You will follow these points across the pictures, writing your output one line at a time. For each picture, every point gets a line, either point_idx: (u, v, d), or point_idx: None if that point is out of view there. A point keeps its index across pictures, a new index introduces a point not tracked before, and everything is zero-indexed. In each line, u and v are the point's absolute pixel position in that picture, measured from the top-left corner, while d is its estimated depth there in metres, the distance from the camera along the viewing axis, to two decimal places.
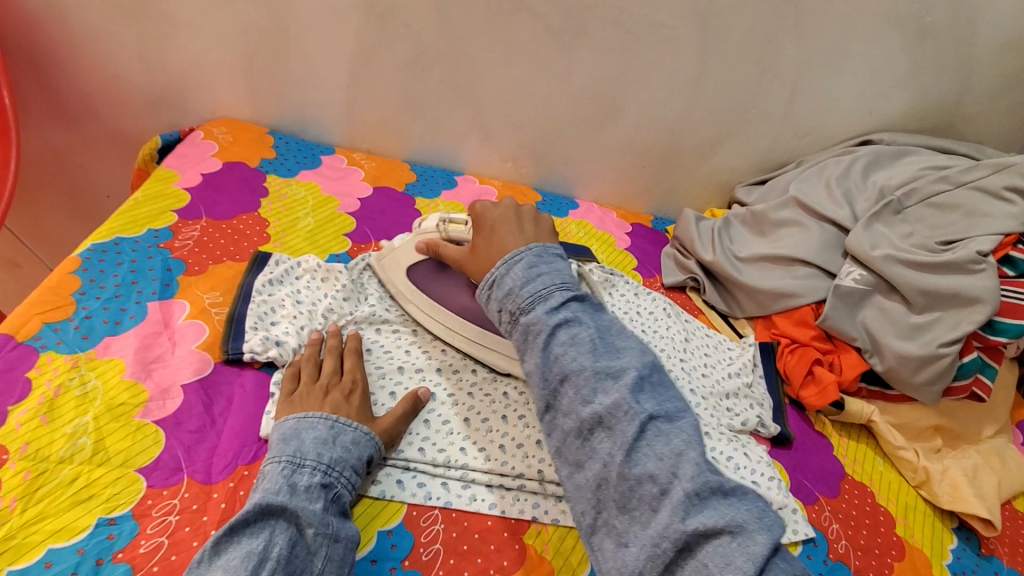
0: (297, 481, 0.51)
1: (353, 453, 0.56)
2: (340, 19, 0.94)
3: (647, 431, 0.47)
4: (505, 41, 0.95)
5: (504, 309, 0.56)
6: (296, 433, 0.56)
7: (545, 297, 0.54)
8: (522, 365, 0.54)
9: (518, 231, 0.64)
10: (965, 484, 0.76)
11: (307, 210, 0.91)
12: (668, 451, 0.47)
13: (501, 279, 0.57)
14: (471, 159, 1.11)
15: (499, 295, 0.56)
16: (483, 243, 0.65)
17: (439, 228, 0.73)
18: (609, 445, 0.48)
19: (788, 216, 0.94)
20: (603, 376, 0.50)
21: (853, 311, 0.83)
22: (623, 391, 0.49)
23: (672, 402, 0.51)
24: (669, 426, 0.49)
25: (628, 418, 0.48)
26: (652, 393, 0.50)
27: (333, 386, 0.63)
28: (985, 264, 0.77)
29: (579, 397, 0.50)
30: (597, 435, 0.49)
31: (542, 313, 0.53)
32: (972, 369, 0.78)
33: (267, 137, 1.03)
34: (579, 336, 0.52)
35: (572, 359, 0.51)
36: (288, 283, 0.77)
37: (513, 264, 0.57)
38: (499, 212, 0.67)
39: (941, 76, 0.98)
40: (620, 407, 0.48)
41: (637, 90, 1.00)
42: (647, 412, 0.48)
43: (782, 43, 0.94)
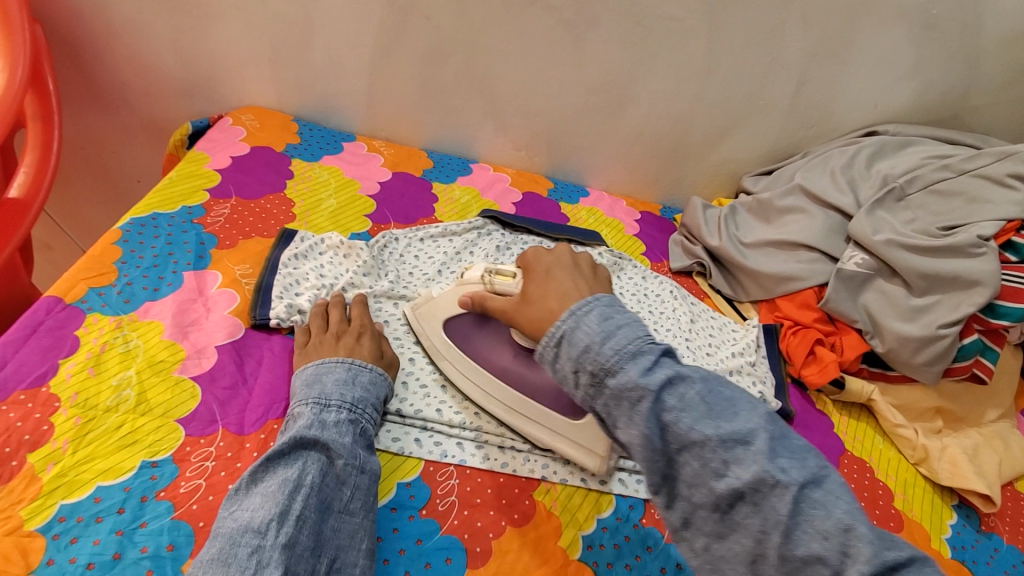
0: (326, 418, 0.57)
1: (371, 393, 0.62)
2: (363, 11, 0.98)
3: (801, 505, 0.40)
4: (520, 32, 0.99)
5: (581, 369, 0.48)
6: (318, 378, 0.61)
7: (635, 355, 0.46)
8: (618, 433, 0.46)
9: (577, 275, 0.59)
10: (963, 461, 0.77)
11: (329, 192, 0.95)
12: (831, 525, 0.39)
13: (572, 335, 0.49)
14: (486, 148, 1.15)
15: (572, 353, 0.48)
16: (537, 287, 0.59)
17: (486, 280, 0.67)
18: (756, 521, 0.41)
19: (793, 203, 0.97)
20: (730, 444, 0.43)
21: (854, 295, 0.86)
22: (759, 459, 0.41)
23: (813, 461, 0.43)
24: (822, 492, 0.41)
25: (776, 493, 0.40)
26: (791, 456, 0.42)
27: (343, 333, 0.68)
28: (986, 248, 0.79)
29: (707, 470, 0.43)
30: (738, 509, 0.42)
31: (637, 375, 0.45)
32: (972, 351, 0.80)
33: (292, 124, 1.08)
34: (687, 396, 0.45)
35: (687, 426, 0.44)
36: (312, 257, 0.82)
37: (583, 316, 0.50)
38: (553, 258, 0.62)
39: (946, 69, 1.00)
40: (762, 481, 0.41)
41: (647, 81, 1.04)
42: (795, 483, 0.41)
43: (789, 35, 0.97)
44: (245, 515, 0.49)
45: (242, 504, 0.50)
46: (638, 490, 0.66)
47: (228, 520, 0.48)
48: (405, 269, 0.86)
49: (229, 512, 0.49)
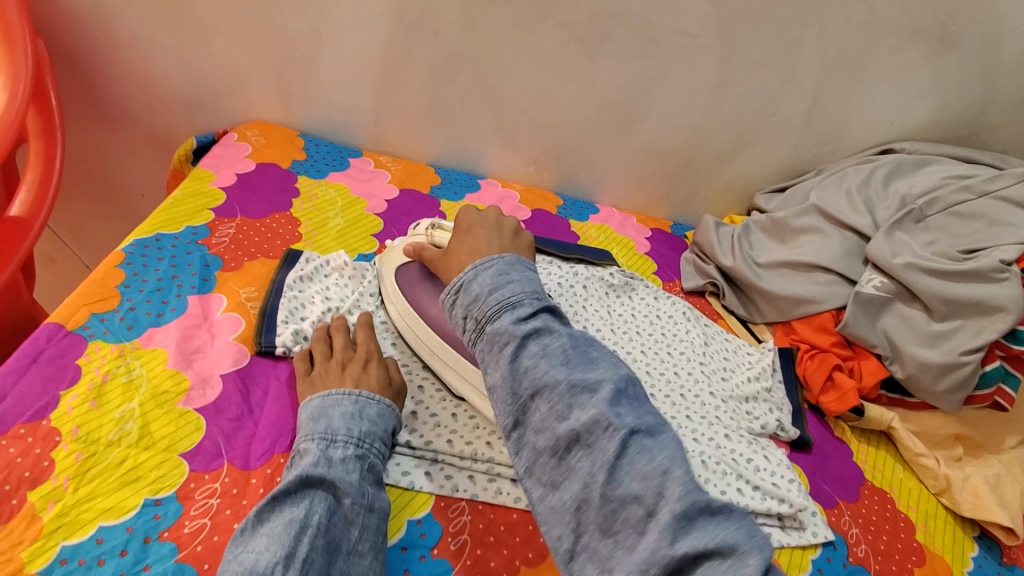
0: (332, 454, 0.55)
1: (379, 425, 0.60)
2: (372, 26, 0.97)
3: (628, 448, 0.47)
4: (531, 48, 0.97)
5: (469, 316, 0.57)
6: (324, 411, 0.59)
7: (514, 306, 0.55)
8: (488, 377, 0.53)
9: (494, 234, 0.66)
10: (986, 491, 0.75)
11: (336, 210, 0.94)
12: (651, 468, 0.46)
13: (469, 286, 0.58)
14: (494, 164, 1.13)
15: (465, 301, 0.57)
16: (456, 244, 0.67)
17: (427, 232, 0.77)
18: (588, 463, 0.47)
19: (808, 223, 0.95)
20: (577, 390, 0.50)
21: (873, 318, 0.84)
22: (600, 405, 0.48)
23: (651, 416, 0.50)
24: (652, 440, 0.48)
25: (607, 434, 0.47)
26: (630, 406, 0.50)
27: (349, 360, 0.66)
28: (1009, 272, 0.77)
29: (553, 413, 0.50)
30: (574, 453, 0.48)
31: (509, 324, 0.53)
32: (994, 378, 0.78)
33: (298, 140, 1.07)
34: (550, 347, 0.52)
35: (543, 371, 0.51)
36: (318, 279, 0.80)
37: (481, 271, 0.59)
38: (479, 217, 0.69)
39: (965, 86, 0.98)
40: (597, 422, 0.48)
41: (659, 97, 1.02)
42: (626, 428, 0.47)
43: (804, 52, 0.96)
44: (250, 558, 0.47)
45: (248, 546, 0.48)
46: None
47: (232, 564, 0.47)
48: None
49: (233, 555, 0.48)
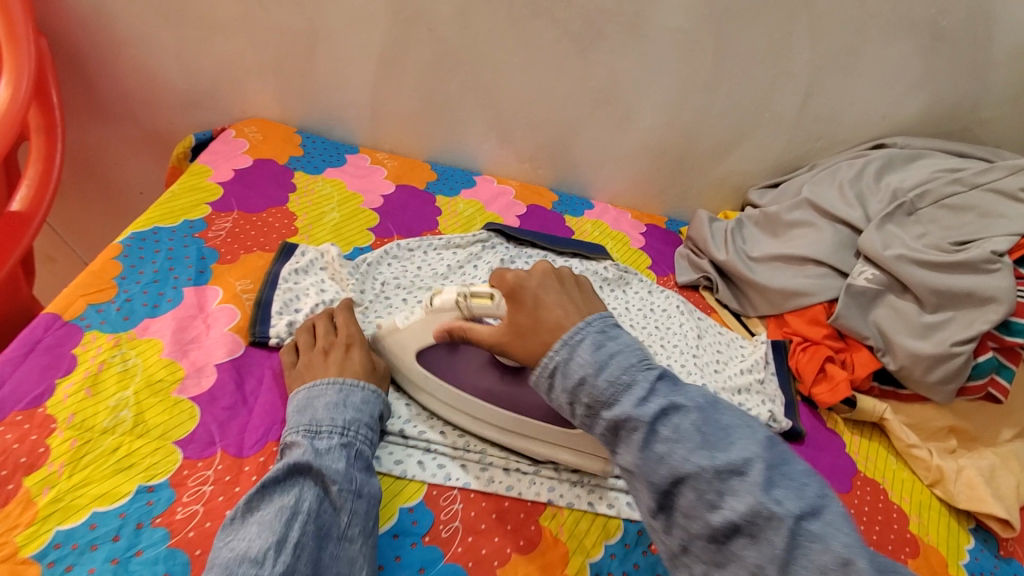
0: (318, 444, 0.55)
1: (365, 412, 0.60)
2: (368, 23, 0.98)
3: (798, 539, 0.42)
4: (525, 44, 0.98)
5: (579, 401, 0.52)
6: (309, 403, 0.59)
7: (629, 386, 0.50)
8: (618, 461, 0.50)
9: (565, 302, 0.58)
10: (981, 483, 0.76)
11: (332, 205, 0.95)
12: (829, 559, 0.41)
13: (564, 367, 0.53)
14: (490, 160, 1.14)
15: (566, 385, 0.52)
16: (525, 319, 0.58)
17: (462, 304, 0.62)
18: (754, 554, 0.43)
19: (800, 217, 0.95)
20: (725, 475, 0.45)
21: (865, 311, 0.84)
22: (753, 491, 0.44)
23: (812, 490, 0.45)
24: (821, 524, 0.43)
25: (771, 526, 0.43)
26: (788, 487, 0.44)
27: (330, 347, 0.66)
28: (1000, 264, 0.77)
29: (702, 500, 0.46)
30: (736, 542, 0.44)
31: (631, 408, 0.49)
32: (987, 370, 0.78)
33: (295, 136, 1.08)
34: (682, 428, 0.48)
35: (681, 457, 0.47)
36: (313, 272, 0.81)
37: (575, 346, 0.53)
38: (537, 279, 0.61)
39: (957, 80, 0.99)
40: (756, 513, 0.43)
41: (652, 93, 1.03)
42: (790, 516, 0.43)
43: (796, 48, 0.97)
44: (241, 545, 0.47)
45: (238, 534, 0.49)
46: None
47: (224, 551, 0.47)
48: (405, 280, 0.84)
49: (224, 543, 0.48)
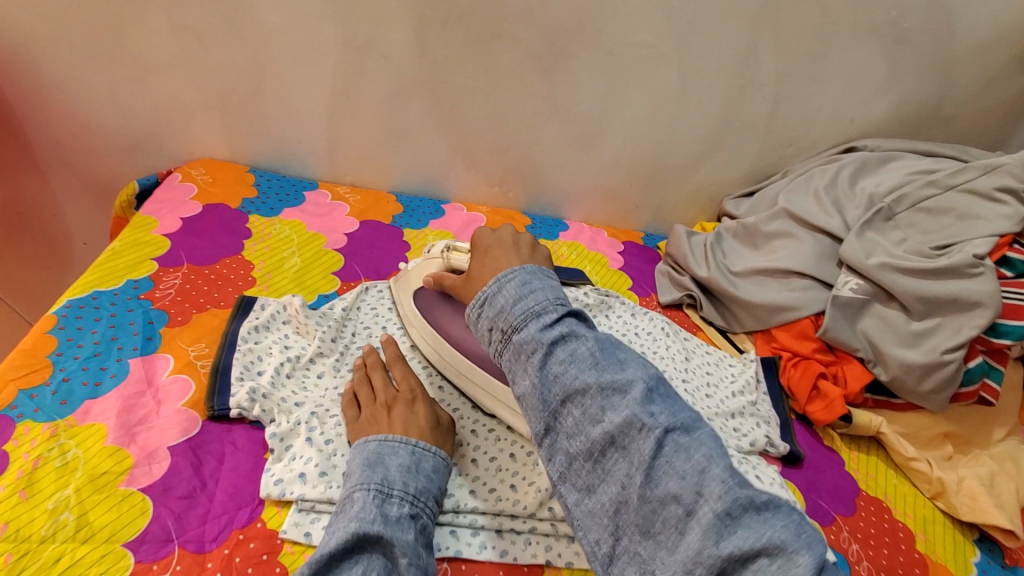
0: (389, 510, 0.51)
1: (434, 482, 0.58)
2: (318, 54, 0.93)
3: (664, 448, 0.45)
4: (486, 68, 0.94)
5: (495, 327, 0.54)
6: (380, 460, 0.56)
7: (539, 314, 0.52)
8: (516, 387, 0.52)
9: (512, 253, 0.62)
10: (982, 494, 0.74)
11: (292, 249, 0.88)
12: (689, 467, 0.44)
13: (493, 298, 0.55)
14: (458, 186, 1.10)
15: (490, 314, 0.54)
16: (478, 268, 0.63)
17: (445, 254, 0.77)
18: (625, 466, 0.46)
19: (779, 227, 0.94)
20: (608, 392, 0.48)
21: (852, 321, 0.83)
22: (631, 405, 0.46)
23: (686, 412, 0.48)
24: (689, 438, 0.45)
25: (641, 436, 0.45)
26: (664, 404, 0.47)
27: (393, 402, 0.64)
28: (983, 267, 0.77)
29: (586, 416, 0.48)
30: (610, 456, 0.47)
31: (535, 332, 0.51)
32: (978, 375, 0.78)
33: (247, 176, 1.01)
34: (578, 351, 0.50)
35: (572, 376, 0.49)
36: (274, 328, 0.75)
37: (504, 283, 0.55)
38: (495, 238, 0.65)
39: (920, 80, 0.98)
40: (630, 424, 0.46)
41: (620, 110, 1.00)
42: (660, 428, 0.45)
43: (762, 57, 0.95)
44: None
45: None
46: None
47: None
48: (377, 327, 0.80)
49: None
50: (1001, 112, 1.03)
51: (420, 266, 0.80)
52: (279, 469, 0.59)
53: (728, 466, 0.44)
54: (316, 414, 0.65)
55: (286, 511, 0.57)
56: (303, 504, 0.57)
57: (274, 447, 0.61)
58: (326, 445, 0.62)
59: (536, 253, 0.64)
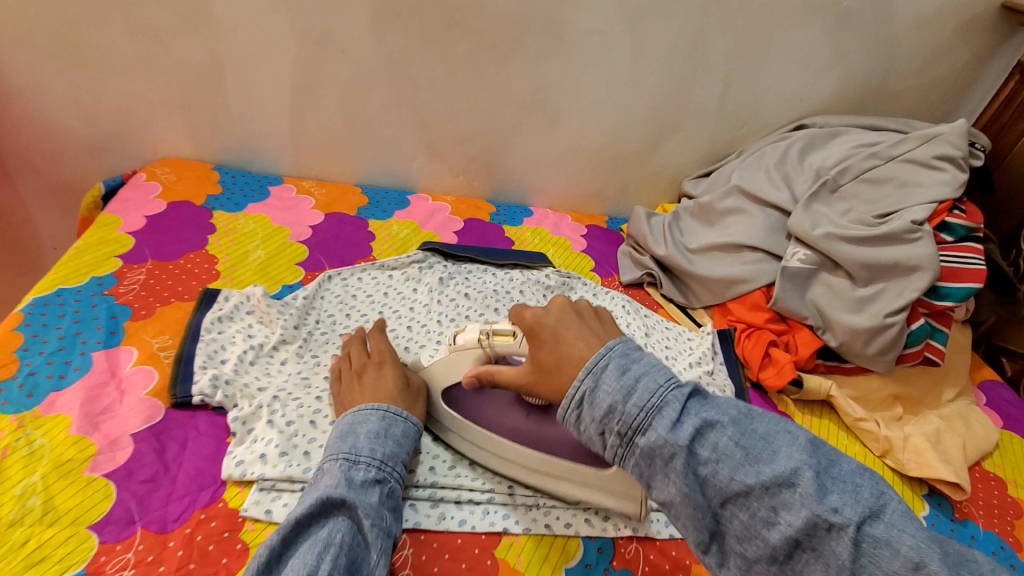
0: (356, 475, 0.54)
1: (403, 448, 0.60)
2: (276, 49, 0.94)
3: (862, 547, 0.40)
4: (442, 58, 0.96)
5: (608, 431, 0.47)
6: (351, 430, 0.58)
7: (661, 409, 0.46)
8: (657, 494, 0.46)
9: (586, 331, 0.53)
10: (927, 449, 0.77)
11: (257, 242, 0.90)
12: (899, 564, 0.39)
13: (592, 395, 0.48)
14: (423, 177, 1.11)
15: (596, 415, 0.48)
16: (548, 359, 0.53)
17: (485, 342, 0.61)
18: (821, 569, 0.41)
19: (732, 204, 0.96)
20: (775, 490, 0.43)
21: (802, 291, 0.86)
22: (810, 505, 0.41)
23: (867, 490, 0.43)
24: (882, 525, 0.41)
25: (833, 537, 0.41)
26: (841, 492, 0.42)
27: (365, 368, 0.67)
28: (921, 232, 0.80)
29: (757, 519, 0.43)
30: (799, 557, 0.42)
31: (666, 434, 0.45)
32: (921, 336, 0.81)
33: (212, 174, 1.03)
34: (722, 445, 0.44)
35: (728, 478, 0.44)
36: (238, 318, 0.76)
37: (600, 373, 0.48)
38: (554, 321, 0.55)
39: (865, 56, 1.01)
40: (816, 526, 0.41)
41: (577, 95, 1.03)
42: (852, 525, 0.41)
43: (710, 39, 0.98)
44: None
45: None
46: (607, 528, 0.63)
47: None
48: (341, 314, 0.82)
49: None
50: (946, 85, 1.06)
51: (449, 358, 0.64)
52: (241, 451, 0.61)
53: (935, 551, 0.40)
54: (278, 398, 0.67)
55: (247, 490, 0.59)
56: (263, 483, 0.59)
57: (236, 430, 0.63)
58: (286, 426, 0.64)
59: (606, 322, 0.56)
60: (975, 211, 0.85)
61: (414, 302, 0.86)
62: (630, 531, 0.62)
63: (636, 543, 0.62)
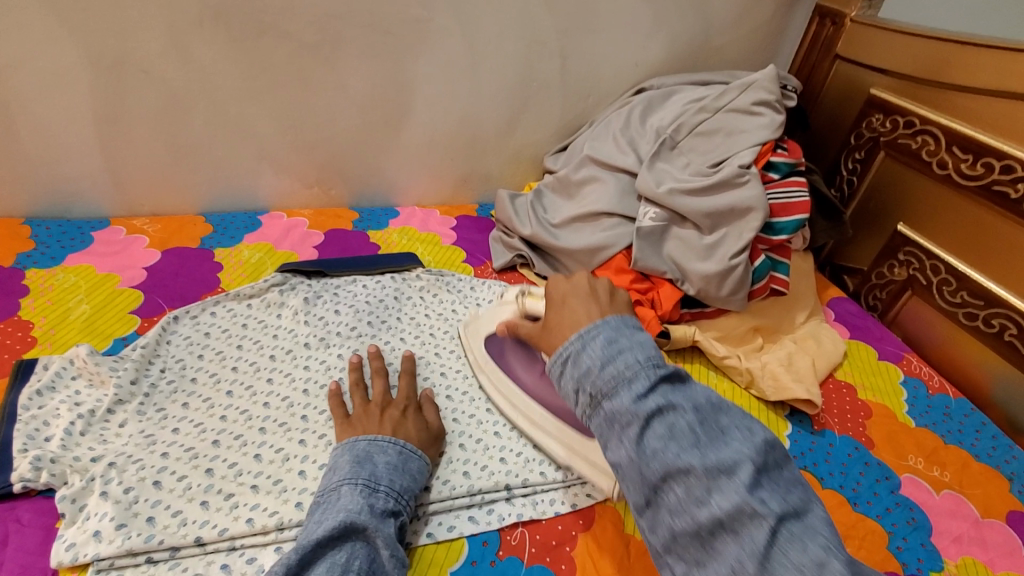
0: (375, 503, 0.55)
1: (417, 481, 0.60)
2: (64, 79, 0.83)
3: (778, 537, 0.41)
4: (262, 66, 0.90)
5: (582, 389, 0.51)
6: (369, 457, 0.59)
7: (630, 379, 0.49)
8: (610, 456, 0.49)
9: (592, 301, 0.59)
10: (781, 373, 0.83)
11: (80, 297, 0.80)
12: (806, 563, 0.40)
13: (578, 355, 0.52)
14: (273, 194, 1.05)
15: (575, 373, 0.52)
16: (553, 316, 0.61)
17: (519, 300, 0.75)
18: (735, 551, 0.42)
19: (587, 174, 0.98)
20: (715, 474, 0.44)
21: (657, 247, 0.89)
22: (740, 492, 0.42)
23: (795, 494, 0.45)
24: (801, 525, 0.42)
25: (753, 523, 0.42)
26: (772, 489, 0.44)
27: (387, 405, 0.67)
28: (748, 175, 0.86)
29: (691, 497, 0.44)
30: (720, 539, 0.43)
31: (628, 402, 0.47)
32: (763, 272, 0.87)
33: (20, 229, 0.91)
34: (677, 426, 0.46)
35: (673, 455, 0.45)
36: (62, 386, 0.68)
37: (589, 339, 0.52)
38: (569, 286, 0.63)
39: (684, 16, 1.06)
40: (741, 512, 0.42)
41: (419, 88, 1.00)
42: (772, 515, 0.42)
43: (537, 15, 0.98)
44: None
45: None
46: (492, 521, 0.63)
47: None
48: (191, 357, 0.75)
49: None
50: (761, 34, 1.13)
51: (492, 311, 0.80)
52: (73, 533, 0.55)
53: (847, 562, 0.40)
54: (114, 464, 0.60)
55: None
56: (100, 564, 0.53)
57: (66, 511, 0.56)
58: (122, 494, 0.57)
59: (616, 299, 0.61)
60: (796, 147, 0.93)
61: (277, 328, 0.80)
62: (514, 518, 0.64)
63: (522, 528, 0.63)
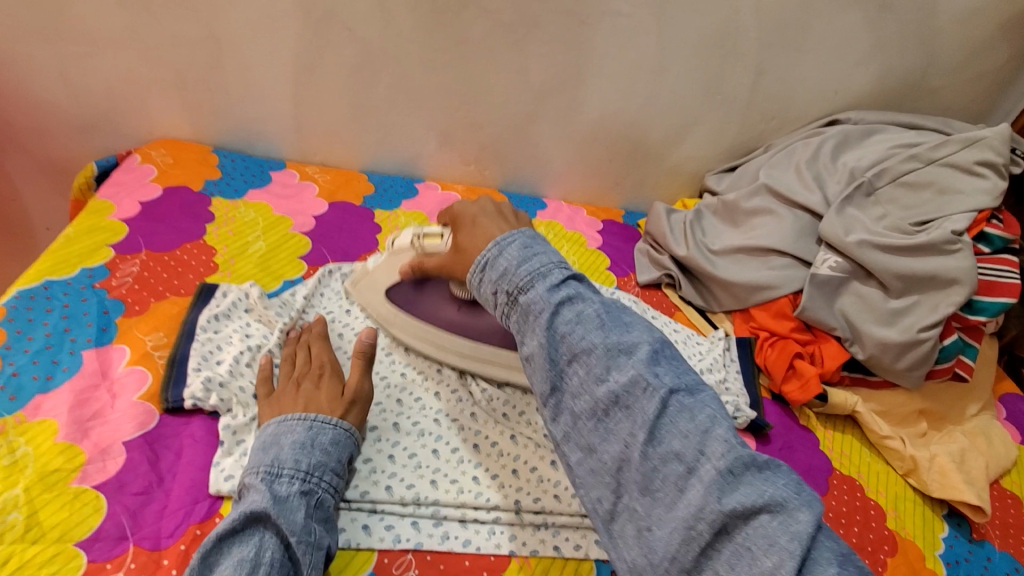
0: (277, 488, 0.51)
1: (333, 455, 0.56)
2: (277, 25, 0.88)
3: (668, 409, 0.45)
4: (454, 39, 0.90)
5: (499, 290, 0.51)
6: (274, 441, 0.55)
7: (544, 275, 0.50)
8: (523, 348, 0.49)
9: (500, 220, 0.57)
10: (953, 470, 0.74)
11: (257, 233, 0.86)
12: (692, 427, 0.44)
13: (495, 261, 0.52)
14: (432, 165, 1.06)
15: (493, 276, 0.51)
16: (466, 240, 0.58)
17: (417, 243, 0.68)
18: (629, 425, 0.45)
19: (759, 204, 0.91)
20: (615, 353, 0.46)
21: (830, 300, 0.81)
22: (638, 367, 0.46)
23: (688, 375, 0.48)
24: (693, 399, 0.46)
25: (647, 396, 0.45)
26: (668, 366, 0.47)
27: (303, 376, 0.64)
28: (961, 244, 0.76)
29: (592, 377, 0.47)
30: (614, 415, 0.46)
31: (542, 292, 0.49)
32: (953, 352, 0.78)
33: (210, 156, 0.97)
34: (584, 313, 0.48)
35: (579, 337, 0.47)
36: (236, 316, 0.73)
37: (505, 246, 0.52)
38: (476, 207, 0.60)
39: (906, 50, 0.95)
40: (636, 385, 0.45)
41: (596, 83, 0.97)
42: (665, 389, 0.45)
43: (742, 26, 0.91)
44: None
45: None
46: None
47: None
48: (341, 313, 0.78)
49: None
50: (988, 82, 1.00)
51: (387, 260, 0.73)
52: (229, 464, 0.58)
53: (729, 427, 0.44)
54: None
55: None
56: None
57: (225, 440, 0.59)
58: None
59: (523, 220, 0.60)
60: (1013, 221, 0.81)
61: None
62: None
63: None
